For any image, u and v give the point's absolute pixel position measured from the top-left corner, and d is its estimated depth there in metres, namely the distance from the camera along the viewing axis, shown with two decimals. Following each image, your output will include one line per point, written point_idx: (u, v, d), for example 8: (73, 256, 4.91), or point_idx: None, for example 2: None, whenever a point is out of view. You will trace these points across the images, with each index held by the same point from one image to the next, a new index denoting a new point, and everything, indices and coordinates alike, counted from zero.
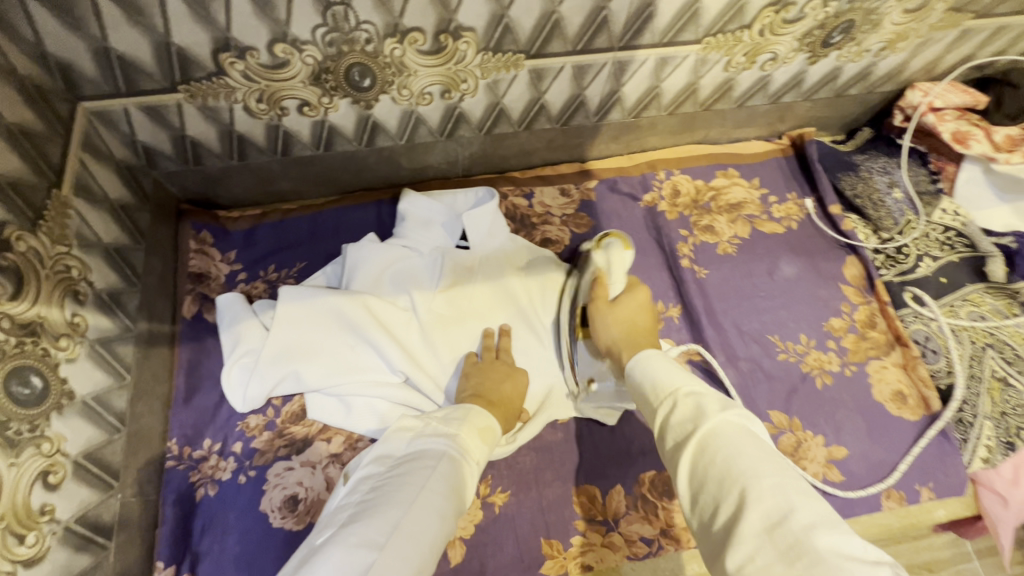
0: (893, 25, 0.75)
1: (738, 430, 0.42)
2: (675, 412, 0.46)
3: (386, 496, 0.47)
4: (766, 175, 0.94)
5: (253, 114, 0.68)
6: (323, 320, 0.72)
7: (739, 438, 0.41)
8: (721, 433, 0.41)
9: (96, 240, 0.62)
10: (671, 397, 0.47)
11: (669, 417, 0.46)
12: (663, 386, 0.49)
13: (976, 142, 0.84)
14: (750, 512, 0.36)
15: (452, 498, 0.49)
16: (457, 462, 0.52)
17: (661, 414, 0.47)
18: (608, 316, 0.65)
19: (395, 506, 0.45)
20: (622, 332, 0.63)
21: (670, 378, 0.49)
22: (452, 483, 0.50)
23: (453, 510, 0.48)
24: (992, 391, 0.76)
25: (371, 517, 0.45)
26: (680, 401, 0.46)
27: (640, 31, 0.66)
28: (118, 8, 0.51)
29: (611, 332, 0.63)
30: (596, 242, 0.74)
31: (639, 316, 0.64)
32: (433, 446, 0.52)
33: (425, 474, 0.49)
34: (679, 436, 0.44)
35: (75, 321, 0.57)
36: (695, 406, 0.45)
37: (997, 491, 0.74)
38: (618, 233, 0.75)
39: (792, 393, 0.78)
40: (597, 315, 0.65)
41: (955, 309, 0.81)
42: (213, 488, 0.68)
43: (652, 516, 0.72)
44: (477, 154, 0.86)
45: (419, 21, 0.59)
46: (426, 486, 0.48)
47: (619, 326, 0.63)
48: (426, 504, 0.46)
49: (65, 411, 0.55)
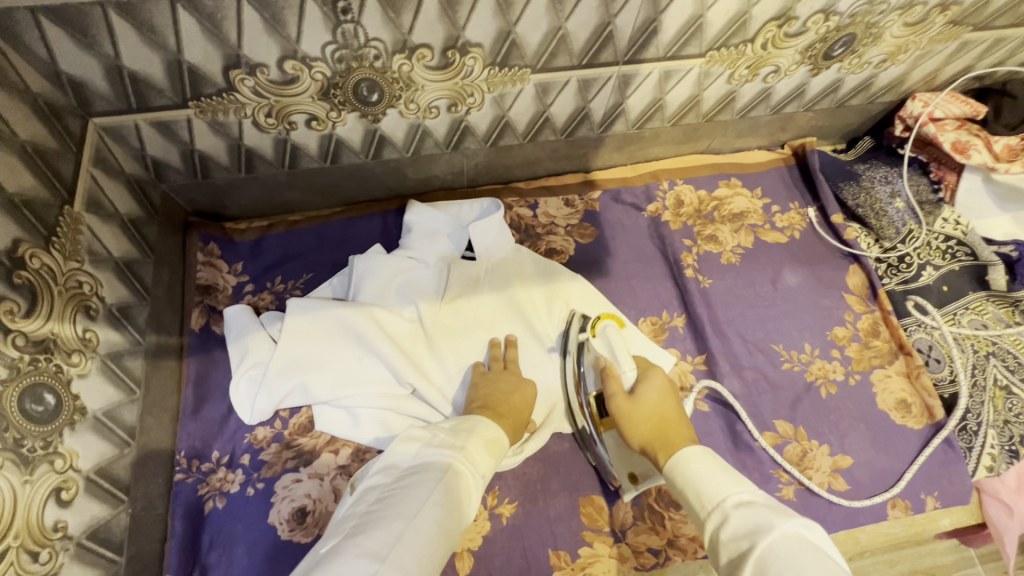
0: (894, 38, 0.76)
1: (800, 548, 0.40)
2: (725, 525, 0.46)
3: (391, 507, 0.47)
4: (768, 185, 0.94)
5: (262, 128, 0.68)
6: (329, 333, 0.72)
7: (802, 560, 0.39)
8: (782, 554, 0.40)
9: (107, 256, 0.62)
10: (720, 509, 0.47)
11: (721, 531, 0.46)
12: (708, 496, 0.49)
13: (976, 152, 0.85)
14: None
15: (455, 511, 0.49)
16: (463, 475, 0.53)
17: (711, 524, 0.47)
18: (631, 411, 0.64)
19: (399, 518, 0.46)
20: (650, 430, 0.62)
21: (715, 487, 0.49)
22: (456, 496, 0.50)
23: (456, 523, 0.49)
24: (995, 400, 0.77)
25: (375, 528, 0.45)
26: (730, 513, 0.46)
27: (645, 45, 0.67)
28: (131, 28, 0.52)
29: (640, 430, 0.63)
30: (591, 327, 0.74)
31: (660, 405, 0.65)
32: (439, 458, 0.53)
33: (429, 486, 0.49)
34: (734, 552, 0.44)
35: (87, 336, 0.58)
36: (747, 519, 0.45)
37: (1002, 500, 0.75)
38: (610, 316, 0.76)
39: (797, 402, 0.79)
40: (619, 414, 0.65)
41: (957, 317, 0.82)
42: (222, 501, 0.68)
43: (659, 526, 0.73)
44: (482, 165, 0.86)
45: (428, 37, 0.59)
46: (431, 499, 0.48)
47: (646, 422, 0.63)
48: (431, 516, 0.47)
49: (77, 426, 0.55)
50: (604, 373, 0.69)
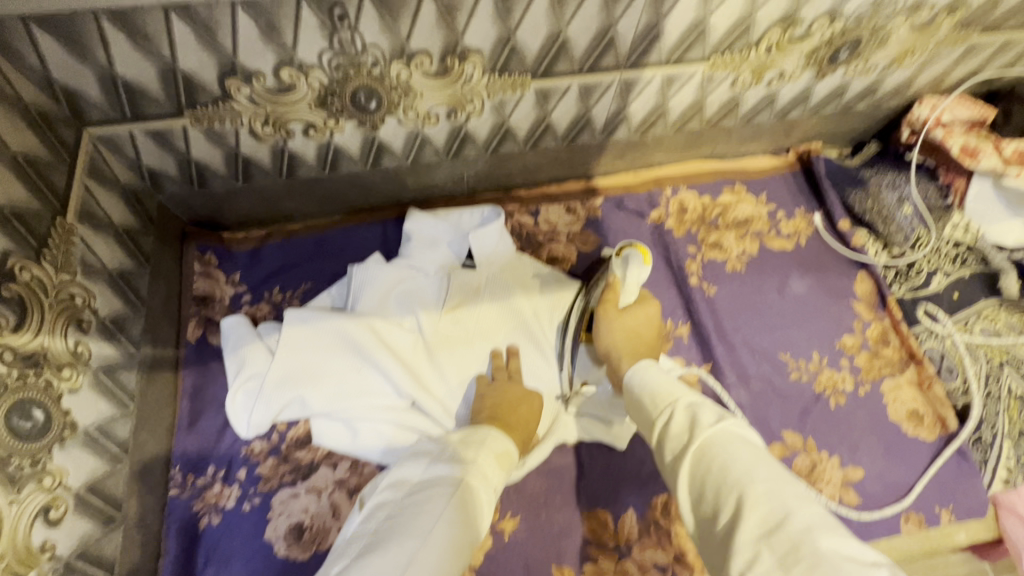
0: (900, 41, 0.74)
1: (734, 441, 0.45)
2: (671, 423, 0.48)
3: (402, 525, 0.46)
4: (773, 191, 0.93)
5: (258, 137, 0.67)
6: (329, 343, 0.71)
7: (734, 447, 0.44)
8: (718, 443, 0.44)
9: (101, 266, 0.61)
10: (670, 409, 0.50)
11: (667, 428, 0.48)
12: (661, 397, 0.51)
13: (986, 155, 0.83)
14: (747, 517, 0.40)
15: (468, 528, 0.47)
16: (475, 490, 0.51)
17: (659, 423, 0.49)
18: (616, 320, 0.67)
19: (411, 538, 0.45)
20: (624, 339, 0.65)
21: (667, 391, 0.51)
22: (469, 513, 0.48)
23: (469, 541, 0.47)
24: (1010, 410, 0.75)
25: (386, 548, 0.44)
26: (679, 412, 0.49)
27: (647, 50, 0.66)
28: (124, 36, 0.51)
29: (613, 335, 0.66)
30: (618, 251, 0.73)
31: (643, 325, 0.67)
32: (451, 472, 0.51)
33: (440, 503, 0.48)
34: (677, 447, 0.47)
35: (79, 350, 0.56)
36: (692, 417, 0.48)
37: (1019, 513, 0.72)
38: (642, 244, 0.73)
39: (806, 413, 0.77)
40: (603, 319, 0.68)
41: (969, 325, 0.81)
42: (217, 516, 0.67)
43: (665, 541, 0.71)
44: (482, 173, 0.85)
45: (426, 44, 0.59)
46: (443, 516, 0.47)
47: (623, 330, 0.66)
48: (443, 535, 0.45)
49: (67, 443, 0.54)
50: (606, 287, 0.71)
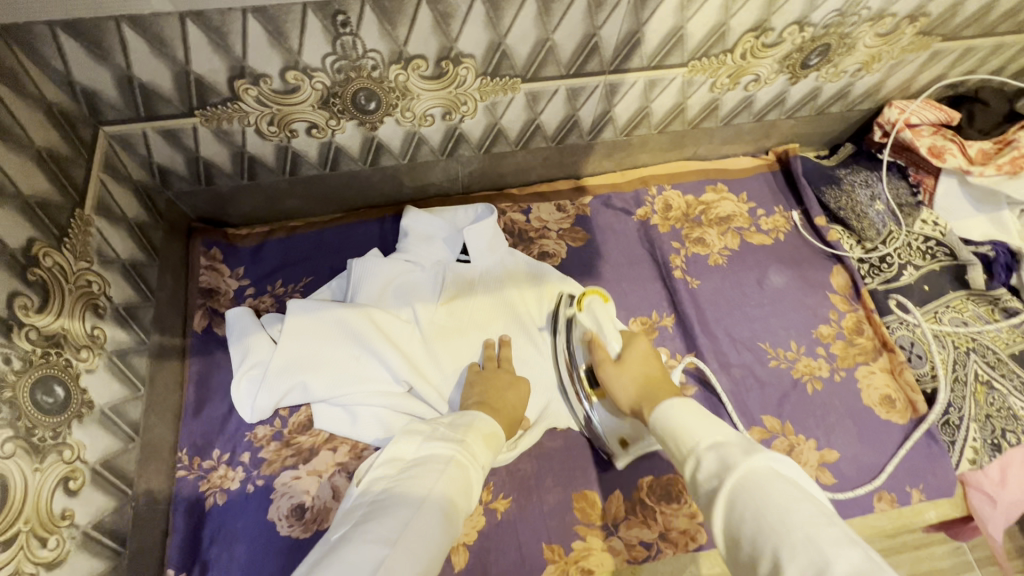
0: (867, 48, 0.79)
1: (767, 480, 0.43)
2: (700, 468, 0.48)
3: (398, 496, 0.49)
4: (753, 190, 0.98)
5: (264, 136, 0.71)
6: (330, 333, 0.74)
7: (768, 490, 0.42)
8: (749, 485, 0.43)
9: (115, 257, 0.65)
10: (694, 452, 0.50)
11: (697, 473, 0.48)
12: (683, 441, 0.51)
13: (951, 156, 0.88)
14: (787, 569, 0.37)
15: (458, 500, 0.51)
16: (464, 466, 0.54)
17: (688, 469, 0.49)
18: (620, 373, 0.70)
19: (407, 506, 0.48)
20: (637, 387, 0.68)
21: (691, 433, 0.51)
22: (458, 487, 0.52)
23: (460, 512, 0.51)
24: (977, 394, 0.79)
25: (385, 515, 0.47)
26: (703, 455, 0.49)
27: (629, 55, 0.70)
28: (142, 40, 0.55)
29: (628, 389, 0.68)
30: (576, 303, 0.80)
31: (644, 366, 0.71)
32: (443, 449, 0.55)
33: (434, 477, 0.51)
34: (709, 490, 0.46)
35: (95, 333, 0.60)
36: (719, 459, 0.47)
37: (985, 491, 0.76)
38: (594, 290, 0.82)
39: (784, 399, 0.81)
40: (609, 377, 0.70)
41: (939, 315, 0.85)
42: (222, 497, 0.70)
43: (650, 520, 0.74)
44: (477, 172, 0.89)
45: (423, 48, 0.63)
46: (436, 489, 0.50)
47: (633, 381, 0.69)
48: (435, 504, 0.49)
49: (84, 419, 0.57)
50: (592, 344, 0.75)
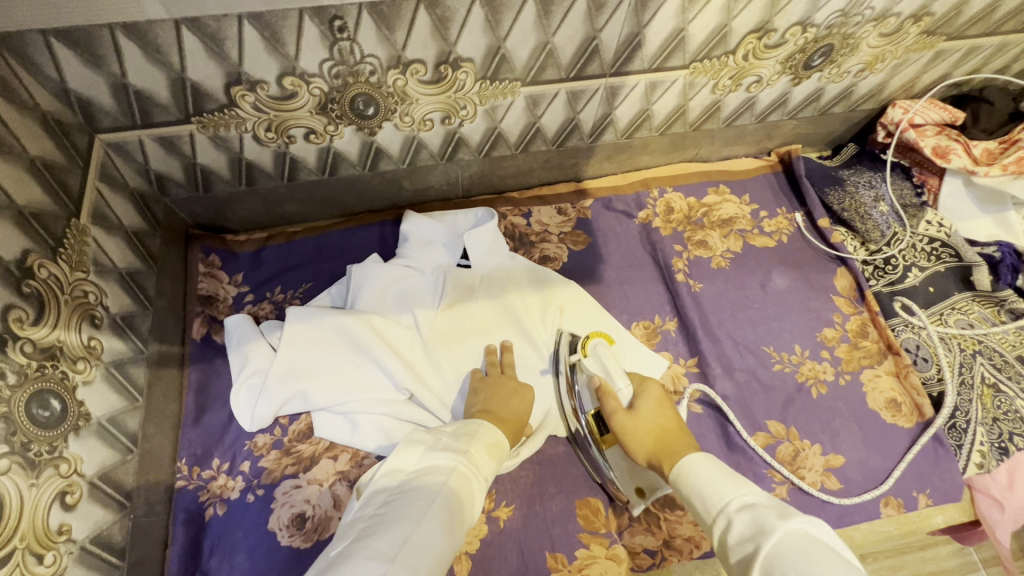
0: (870, 48, 0.78)
1: (806, 546, 0.40)
2: (731, 530, 0.47)
3: (398, 509, 0.49)
4: (756, 191, 0.97)
5: (261, 142, 0.70)
6: (329, 340, 0.74)
7: (806, 557, 0.39)
8: (786, 552, 0.40)
9: (112, 266, 0.64)
10: (724, 513, 0.48)
11: (728, 535, 0.47)
12: (711, 502, 0.50)
13: (956, 156, 0.87)
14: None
15: (460, 512, 0.50)
16: (466, 478, 0.54)
17: (718, 530, 0.48)
18: (632, 426, 0.64)
19: (406, 520, 0.47)
20: (653, 444, 0.62)
21: (717, 491, 0.50)
22: (460, 499, 0.51)
23: (462, 525, 0.50)
24: (983, 397, 0.78)
25: (384, 529, 0.46)
26: (734, 517, 0.47)
27: (630, 58, 0.69)
28: (137, 48, 0.54)
29: (642, 444, 0.63)
30: (581, 346, 0.73)
31: (659, 417, 0.64)
32: (445, 460, 0.54)
33: (434, 489, 0.51)
34: (743, 556, 0.44)
35: (92, 344, 0.59)
36: (751, 522, 0.45)
37: (993, 496, 0.75)
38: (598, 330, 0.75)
39: (789, 403, 0.80)
40: (621, 431, 0.64)
41: (944, 318, 0.84)
42: (222, 507, 0.69)
43: (654, 527, 0.73)
44: (477, 176, 0.89)
45: (421, 53, 0.62)
46: (437, 502, 0.49)
47: (647, 436, 0.63)
48: (435, 518, 0.48)
49: (81, 432, 0.56)
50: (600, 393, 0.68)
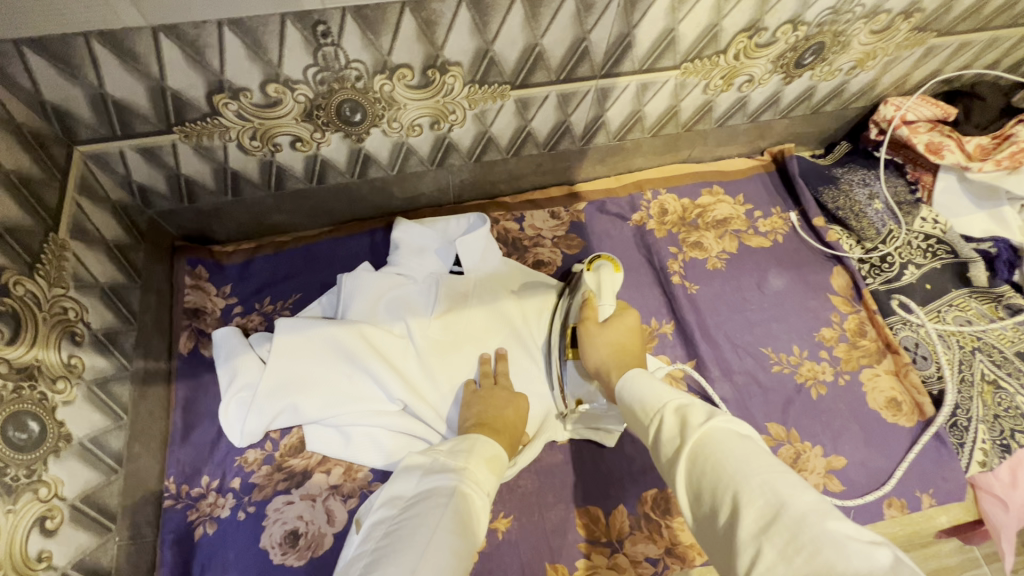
0: (862, 45, 0.78)
1: (728, 437, 0.42)
2: (663, 426, 0.47)
3: (401, 541, 0.47)
4: (750, 191, 0.96)
5: (246, 151, 0.69)
6: (319, 351, 0.72)
7: (726, 445, 0.41)
8: (710, 441, 0.42)
9: (93, 281, 0.63)
10: (659, 414, 0.48)
11: (659, 432, 0.47)
12: (651, 405, 0.50)
13: (949, 152, 0.86)
14: (744, 516, 0.37)
15: (467, 535, 0.49)
16: (469, 497, 0.52)
17: (651, 429, 0.48)
18: (597, 333, 0.66)
19: (412, 551, 0.46)
20: (609, 352, 0.64)
21: (657, 396, 0.50)
22: (465, 521, 0.50)
23: (470, 548, 0.49)
24: (984, 394, 0.78)
25: (389, 564, 0.45)
26: (667, 415, 0.48)
27: (620, 59, 0.69)
28: (113, 56, 0.52)
29: (600, 350, 0.64)
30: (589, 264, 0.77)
31: (626, 335, 0.66)
32: (444, 482, 0.53)
33: (437, 513, 0.49)
34: (671, 449, 0.45)
35: (72, 363, 0.57)
36: (682, 420, 0.46)
37: (996, 495, 0.74)
38: (610, 257, 0.76)
39: (789, 405, 0.79)
40: (586, 334, 0.67)
41: (942, 314, 0.84)
42: (212, 526, 0.67)
43: (656, 535, 0.72)
44: (468, 181, 0.88)
45: (407, 57, 0.61)
46: (441, 526, 0.48)
47: (606, 345, 0.65)
48: (441, 545, 0.46)
49: (62, 454, 0.55)
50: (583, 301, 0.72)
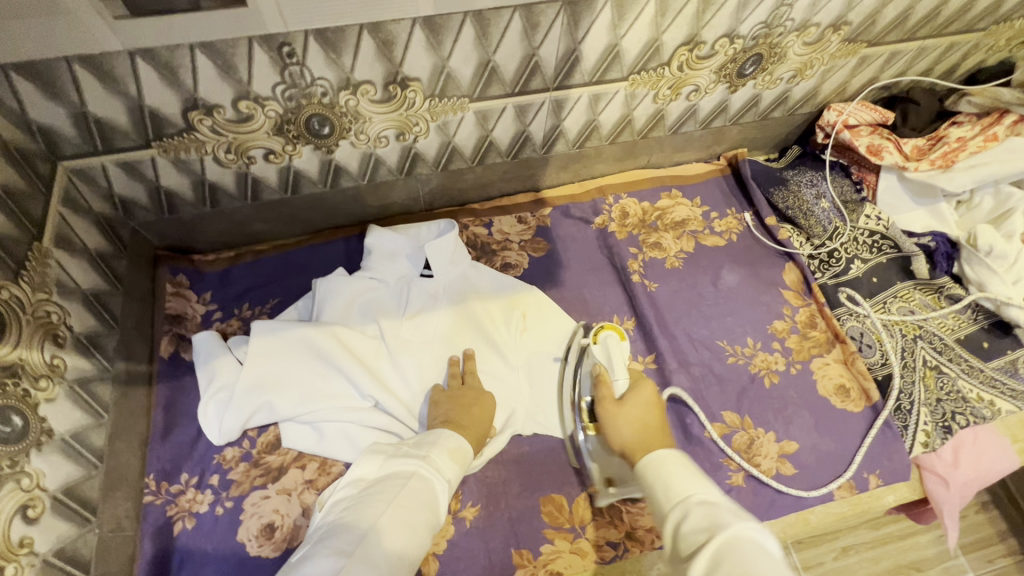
0: (798, 56, 0.84)
1: (753, 550, 0.45)
2: (687, 519, 0.51)
3: (358, 512, 0.52)
4: (706, 194, 1.01)
5: (222, 164, 0.73)
6: (293, 352, 0.76)
7: (754, 558, 0.44)
8: (739, 548, 0.45)
9: (76, 287, 0.67)
10: (685, 502, 0.52)
11: (683, 524, 0.51)
12: (675, 491, 0.54)
13: (888, 153, 0.92)
14: None
15: (421, 511, 0.53)
16: (428, 480, 0.57)
17: (674, 518, 0.52)
18: (617, 414, 0.69)
19: (363, 521, 0.51)
20: (633, 432, 0.66)
21: (682, 484, 0.54)
22: (421, 500, 0.54)
23: (425, 525, 0.53)
24: (926, 378, 0.83)
25: (343, 530, 0.50)
26: (693, 508, 0.51)
27: (570, 72, 0.74)
28: (94, 78, 0.57)
29: (624, 431, 0.67)
30: (592, 335, 0.82)
31: (644, 414, 0.68)
32: (405, 466, 0.57)
33: (393, 490, 0.54)
34: (695, 544, 0.48)
35: (55, 363, 0.61)
36: (706, 516, 0.50)
37: (939, 473, 0.78)
38: (611, 325, 0.84)
39: (743, 393, 0.83)
40: (607, 416, 0.70)
41: (887, 305, 0.89)
42: (191, 521, 0.70)
43: (617, 520, 0.75)
44: (438, 190, 0.92)
45: (369, 75, 0.66)
46: (395, 502, 0.53)
47: (627, 426, 0.67)
48: (394, 517, 0.52)
49: (44, 447, 0.58)
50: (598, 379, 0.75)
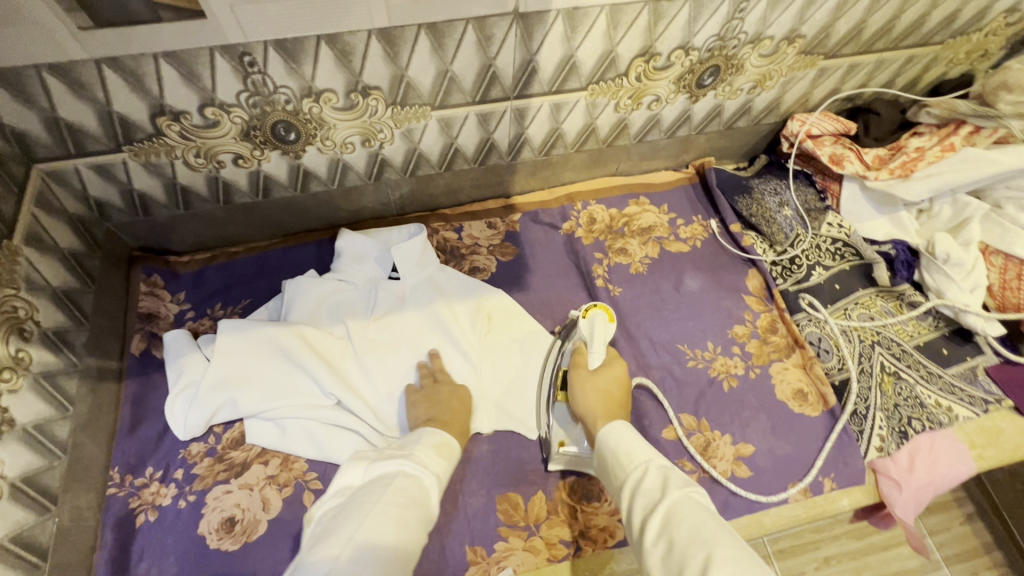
0: (755, 67, 0.86)
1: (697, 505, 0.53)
2: (644, 478, 0.59)
3: (347, 514, 0.53)
4: (674, 202, 1.03)
5: (193, 168, 0.76)
6: (259, 351, 0.78)
7: (699, 511, 0.52)
8: (686, 501, 0.53)
9: (45, 284, 0.69)
10: (644, 465, 0.60)
11: (640, 482, 0.59)
12: (636, 455, 0.62)
13: (850, 163, 0.94)
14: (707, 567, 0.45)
15: (410, 506, 0.56)
16: (413, 476, 0.60)
17: (634, 476, 0.60)
18: (587, 380, 0.76)
19: (352, 522, 0.52)
20: (597, 397, 0.74)
21: (644, 451, 0.62)
22: (407, 496, 0.57)
23: (416, 519, 0.55)
24: (883, 384, 0.84)
25: (332, 534, 0.51)
26: (651, 469, 0.59)
27: (529, 82, 0.77)
28: (63, 85, 0.60)
29: (588, 395, 0.74)
30: (585, 310, 0.85)
31: (612, 385, 0.75)
32: (391, 466, 0.60)
33: (379, 491, 0.56)
34: (649, 499, 0.56)
35: (20, 356, 0.64)
36: (661, 478, 0.58)
37: (893, 477, 0.79)
38: (605, 305, 0.86)
39: (700, 397, 0.85)
40: (577, 381, 0.77)
41: (848, 312, 0.90)
42: (154, 514, 0.72)
43: (571, 519, 0.77)
44: (408, 195, 0.95)
45: (329, 83, 0.69)
46: (382, 499, 0.55)
47: (596, 391, 0.74)
48: (382, 513, 0.53)
49: (5, 437, 0.60)
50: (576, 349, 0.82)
